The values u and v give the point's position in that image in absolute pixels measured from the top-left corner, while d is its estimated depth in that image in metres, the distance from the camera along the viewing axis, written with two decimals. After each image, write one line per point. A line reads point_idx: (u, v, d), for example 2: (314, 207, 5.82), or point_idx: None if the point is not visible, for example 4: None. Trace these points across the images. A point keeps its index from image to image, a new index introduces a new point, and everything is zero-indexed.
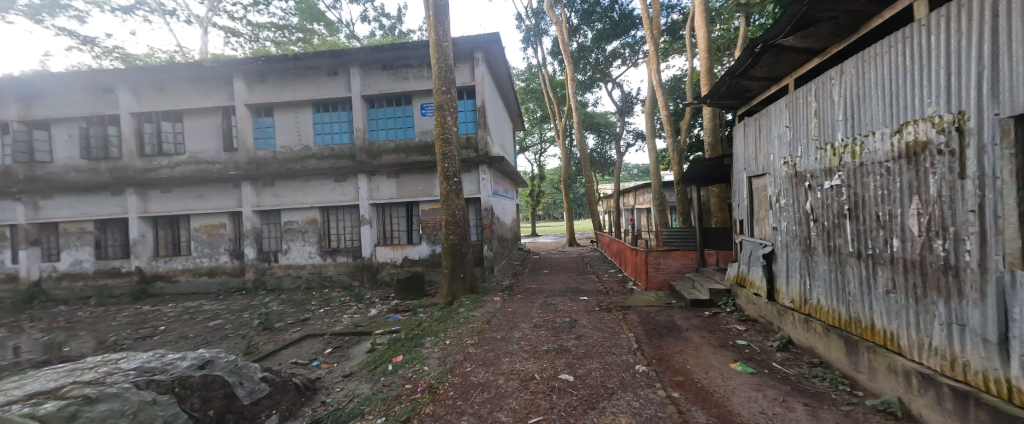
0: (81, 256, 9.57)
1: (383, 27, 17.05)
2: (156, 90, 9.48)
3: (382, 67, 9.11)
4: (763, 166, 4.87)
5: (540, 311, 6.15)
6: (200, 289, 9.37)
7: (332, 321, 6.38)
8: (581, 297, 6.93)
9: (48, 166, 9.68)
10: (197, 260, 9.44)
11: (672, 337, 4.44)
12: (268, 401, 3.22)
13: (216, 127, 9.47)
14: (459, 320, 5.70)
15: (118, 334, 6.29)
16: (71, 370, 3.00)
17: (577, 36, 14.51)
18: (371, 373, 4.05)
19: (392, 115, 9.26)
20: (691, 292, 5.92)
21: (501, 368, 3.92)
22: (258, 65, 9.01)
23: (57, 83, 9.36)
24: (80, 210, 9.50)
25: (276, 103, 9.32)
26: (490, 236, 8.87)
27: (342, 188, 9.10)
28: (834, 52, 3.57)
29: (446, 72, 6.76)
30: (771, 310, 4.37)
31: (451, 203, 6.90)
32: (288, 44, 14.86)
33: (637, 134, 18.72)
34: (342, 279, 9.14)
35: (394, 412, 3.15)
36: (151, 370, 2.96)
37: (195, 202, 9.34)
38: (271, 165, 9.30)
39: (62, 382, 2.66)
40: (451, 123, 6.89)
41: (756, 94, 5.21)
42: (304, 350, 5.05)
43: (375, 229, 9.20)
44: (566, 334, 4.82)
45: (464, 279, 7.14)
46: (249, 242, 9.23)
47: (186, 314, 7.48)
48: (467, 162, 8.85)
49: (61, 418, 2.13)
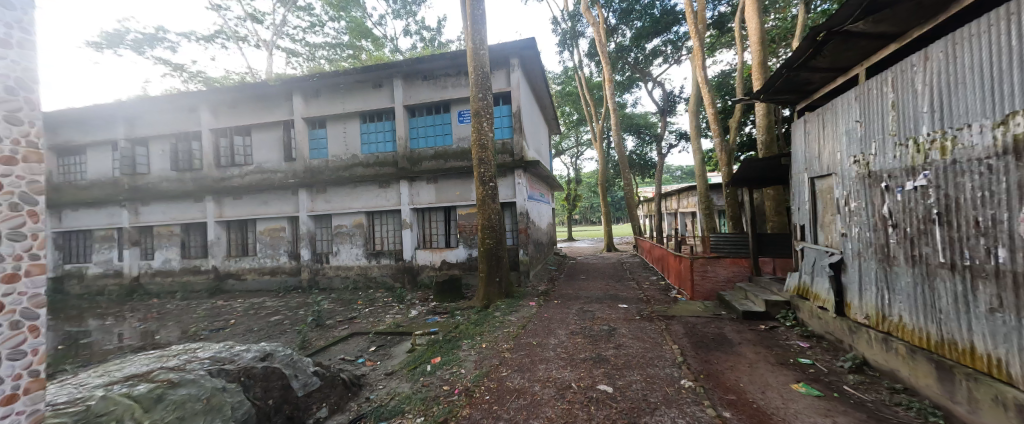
0: (170, 256, 10.45)
1: (426, 39, 17.59)
2: (230, 108, 10.21)
3: (423, 78, 9.35)
4: (828, 166, 4.45)
5: (576, 318, 5.95)
6: (263, 287, 9.91)
7: (376, 320, 6.52)
8: (620, 304, 6.65)
9: (146, 177, 10.70)
10: (262, 260, 9.98)
11: (723, 352, 4.09)
12: (320, 394, 3.26)
13: (277, 140, 10.03)
14: (496, 324, 5.64)
15: (196, 325, 6.81)
16: (161, 356, 3.11)
17: (615, 36, 14.17)
18: (411, 372, 4.04)
19: (431, 123, 9.45)
20: (744, 303, 5.50)
21: (536, 375, 3.79)
22: (309, 81, 9.52)
23: (149, 106, 10.38)
24: (168, 215, 10.41)
25: (328, 116, 9.76)
26: (526, 240, 8.79)
27: (385, 193, 9.36)
28: (915, 37, 3.18)
29: (483, 78, 6.77)
30: (840, 326, 3.94)
31: (487, 208, 6.88)
32: (340, 60, 15.74)
33: (680, 133, 17.88)
34: (385, 280, 9.37)
35: (432, 412, 3.13)
36: (223, 359, 3.00)
37: (260, 207, 9.93)
38: (324, 173, 9.75)
39: (152, 367, 2.79)
40: (488, 129, 6.86)
41: (818, 87, 4.79)
42: (351, 347, 5.17)
43: (416, 232, 9.37)
44: (605, 343, 4.60)
45: (500, 283, 7.09)
46: (304, 243, 9.69)
47: (252, 309, 7.95)
48: (503, 167, 8.83)
49: (150, 400, 2.28)
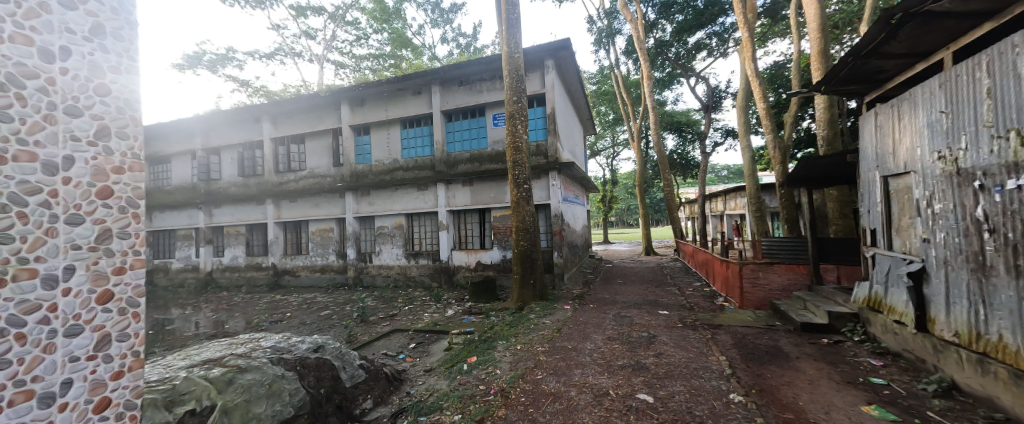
0: (237, 253, 11.56)
1: (461, 46, 18.04)
2: (287, 118, 11.12)
3: (459, 83, 9.61)
4: (906, 163, 3.97)
5: (613, 323, 5.79)
6: (313, 284, 10.65)
7: (415, 318, 6.76)
8: (661, 310, 6.37)
9: (218, 183, 11.94)
10: (313, 259, 10.73)
11: (778, 366, 3.78)
12: (365, 386, 3.45)
13: (327, 146, 10.77)
14: (530, 326, 5.63)
15: (258, 317, 7.48)
16: (229, 343, 3.44)
17: (655, 31, 13.65)
18: (449, 370, 4.15)
19: (467, 127, 9.68)
20: (803, 314, 5.04)
21: (572, 379, 3.73)
22: (356, 91, 10.12)
23: (220, 118, 11.59)
24: (235, 217, 11.53)
25: (372, 123, 10.32)
26: (560, 242, 8.72)
27: (423, 195, 9.71)
28: (1018, 13, 2.76)
29: (518, 81, 6.81)
30: (922, 343, 3.50)
31: (521, 210, 6.90)
32: (383, 70, 16.60)
33: (726, 130, 16.82)
34: (423, 280, 9.71)
35: (470, 410, 3.20)
36: (282, 349, 3.25)
37: (312, 209, 10.70)
38: (368, 177, 10.33)
39: (224, 353, 3.09)
40: (522, 131, 6.89)
41: (892, 76, 4.30)
42: (392, 343, 5.40)
43: (451, 233, 9.61)
44: (645, 350, 4.43)
45: (534, 285, 7.08)
46: (350, 243, 10.29)
47: (305, 304, 8.58)
48: (537, 169, 8.83)
49: (222, 383, 2.54)
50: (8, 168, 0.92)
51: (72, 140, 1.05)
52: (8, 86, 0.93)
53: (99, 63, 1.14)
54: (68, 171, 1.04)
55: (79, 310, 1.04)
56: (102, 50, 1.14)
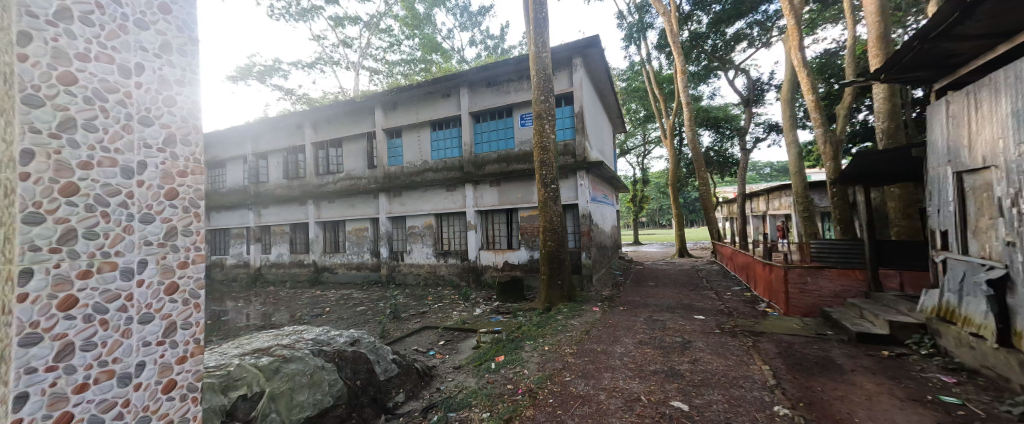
0: (282, 250, 12.35)
1: (489, 48, 18.23)
2: (325, 124, 11.73)
3: (487, 85, 9.70)
4: (985, 157, 3.55)
5: (645, 326, 5.61)
6: (350, 280, 11.16)
7: (444, 316, 6.91)
8: (696, 315, 6.09)
9: (265, 185, 12.81)
10: (349, 257, 11.24)
11: (830, 379, 3.50)
12: (398, 380, 3.57)
13: (362, 149, 11.24)
14: (558, 327, 5.58)
15: (300, 311, 7.94)
16: (276, 335, 3.68)
17: (689, 24, 13.10)
18: (477, 368, 4.20)
19: (494, 128, 9.76)
20: (859, 323, 4.64)
21: (602, 383, 3.65)
22: (389, 96, 10.50)
23: (267, 125, 12.43)
24: (280, 216, 12.32)
25: (404, 126, 10.65)
26: (588, 243, 8.57)
27: (452, 196, 9.89)
28: None
29: (545, 80, 6.77)
30: (1006, 360, 3.10)
31: (549, 210, 6.85)
32: (414, 74, 17.11)
33: (769, 125, 15.81)
34: (452, 279, 9.90)
35: (498, 409, 3.23)
36: (322, 341, 3.41)
37: (349, 209, 11.22)
38: (400, 178, 10.68)
39: (271, 343, 3.31)
40: (550, 131, 6.84)
41: (968, 60, 3.86)
42: (423, 339, 5.55)
43: (479, 233, 9.73)
44: (679, 356, 4.26)
45: (562, 286, 7.01)
46: (383, 242, 10.68)
47: (342, 299, 9.01)
48: (565, 168, 8.73)
49: (269, 371, 2.72)
50: (93, 172, 1.04)
51: (145, 147, 1.16)
52: (93, 101, 1.05)
53: (167, 77, 1.25)
54: (142, 176, 1.15)
55: (150, 300, 1.15)
56: (170, 66, 1.26)
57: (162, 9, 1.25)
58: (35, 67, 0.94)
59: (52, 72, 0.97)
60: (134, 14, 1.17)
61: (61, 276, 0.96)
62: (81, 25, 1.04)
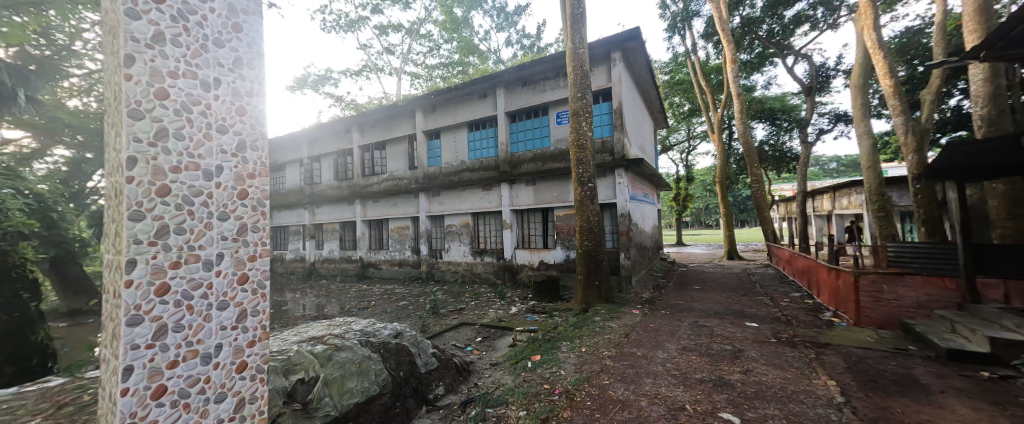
0: (333, 247, 13.24)
1: (525, 47, 18.22)
2: (370, 127, 12.39)
3: (523, 84, 9.73)
4: None
5: (690, 332, 5.32)
6: (392, 276, 11.71)
7: (481, 313, 7.02)
8: (749, 322, 5.66)
9: (318, 185, 13.81)
10: (392, 254, 11.79)
11: (912, 399, 3.10)
12: (437, 374, 3.71)
13: (404, 151, 11.74)
14: (596, 329, 5.46)
15: (348, 304, 8.48)
16: (328, 324, 3.94)
17: (740, 9, 12.22)
18: (514, 366, 4.23)
19: (531, 127, 9.75)
20: (950, 338, 4.05)
21: (642, 388, 3.53)
22: (429, 99, 10.85)
23: (321, 131, 13.39)
24: (332, 215, 13.23)
25: (442, 128, 10.97)
26: (627, 243, 8.30)
27: (488, 195, 10.02)
28: None
29: (583, 77, 6.64)
30: None
31: (585, 209, 6.72)
32: (452, 77, 17.56)
33: (835, 115, 14.31)
34: (488, 277, 10.04)
35: (534, 408, 3.23)
36: (370, 333, 3.56)
37: (392, 209, 11.77)
38: (439, 178, 11.01)
39: (324, 332, 3.52)
40: (587, 129, 6.70)
41: None
42: (461, 335, 5.68)
43: (515, 232, 9.77)
44: (729, 365, 4.00)
45: (599, 287, 6.84)
46: (423, 240, 11.08)
47: (385, 294, 9.48)
48: (602, 167, 8.52)
49: (323, 358, 2.90)
50: (182, 176, 1.18)
51: (221, 154, 1.30)
52: (181, 112, 1.20)
53: (239, 89, 1.38)
54: (219, 178, 1.29)
55: (226, 289, 1.29)
56: (242, 80, 1.39)
57: (235, 29, 1.37)
58: (140, 86, 1.10)
59: (152, 88, 1.13)
60: (212, 34, 1.30)
61: (158, 266, 1.12)
62: (172, 47, 1.18)
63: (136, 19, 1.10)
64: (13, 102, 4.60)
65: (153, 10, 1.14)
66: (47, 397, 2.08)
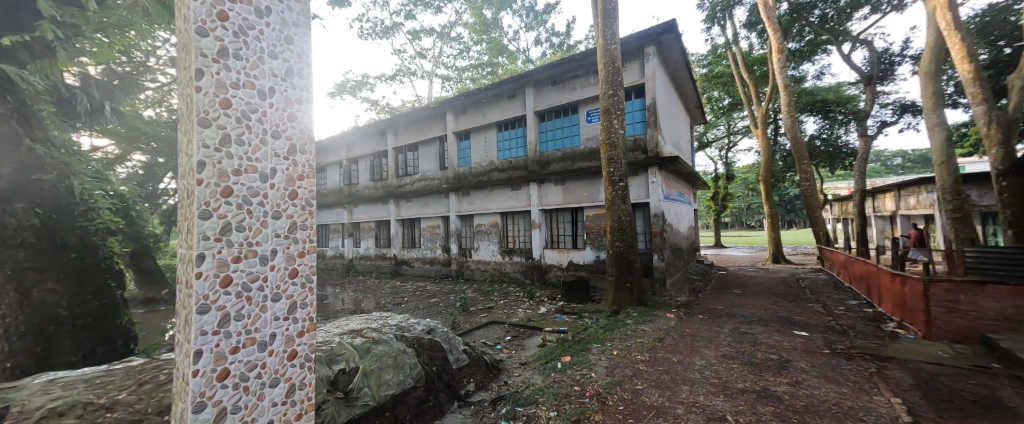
0: (369, 244, 13.86)
1: (555, 45, 18.06)
2: (404, 129, 12.81)
3: (553, 83, 9.66)
4: None
5: (730, 339, 5.05)
6: (424, 274, 12.05)
7: (510, 312, 7.07)
8: (798, 331, 5.27)
9: (356, 186, 14.48)
10: (424, 252, 12.14)
11: None
12: (468, 370, 3.79)
13: (435, 152, 12.04)
14: (627, 332, 5.33)
15: (383, 299, 8.84)
16: (366, 318, 4.11)
17: None
18: (543, 366, 4.22)
19: (560, 126, 9.65)
20: None
21: (679, 396, 3.39)
22: (459, 101, 11.05)
23: (358, 134, 14.03)
24: (368, 214, 13.83)
25: (472, 128, 11.14)
26: (661, 244, 8.01)
27: (518, 195, 10.05)
28: None
29: (614, 74, 6.48)
30: None
31: (616, 209, 6.56)
32: (482, 78, 17.76)
33: (900, 106, 12.98)
34: (517, 276, 10.07)
35: (565, 409, 3.21)
36: (404, 327, 3.69)
37: (424, 208, 12.11)
38: (468, 178, 11.19)
39: (362, 325, 3.68)
40: (618, 126, 6.53)
41: None
42: (490, 333, 5.75)
43: (544, 232, 9.73)
44: (776, 375, 3.75)
45: (631, 289, 6.65)
46: (453, 239, 11.31)
47: (417, 291, 9.78)
48: (634, 165, 8.27)
49: (363, 350, 3.05)
50: (242, 178, 1.29)
51: (275, 157, 1.41)
52: (242, 120, 1.31)
53: (290, 97, 1.48)
54: (273, 179, 1.39)
55: (280, 282, 1.39)
56: (293, 88, 1.49)
57: (287, 40, 1.47)
58: (207, 96, 1.22)
59: (216, 99, 1.24)
60: (267, 47, 1.40)
61: (222, 260, 1.22)
62: (234, 60, 1.29)
63: (204, 36, 1.21)
64: (101, 114, 5.45)
65: (218, 28, 1.26)
66: (132, 374, 2.34)
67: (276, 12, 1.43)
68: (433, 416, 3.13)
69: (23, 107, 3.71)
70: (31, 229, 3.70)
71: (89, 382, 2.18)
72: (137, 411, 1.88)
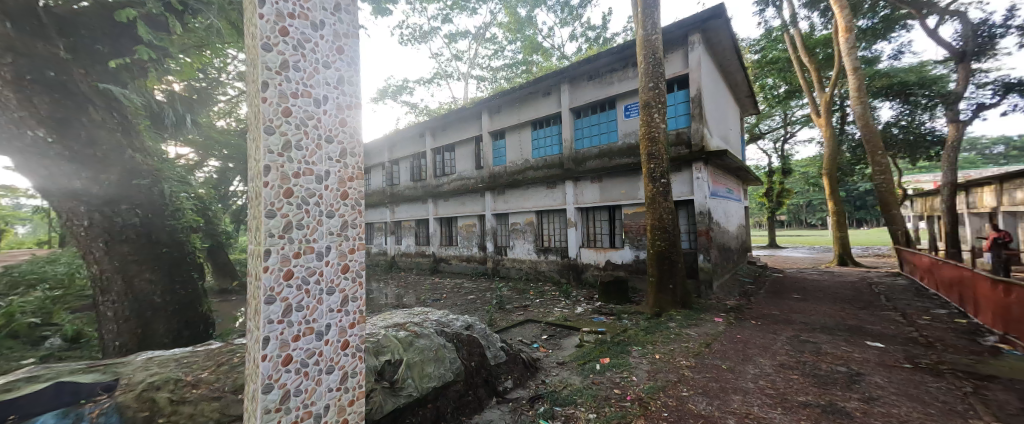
0: (410, 242, 14.46)
1: (591, 39, 17.62)
2: (441, 131, 13.18)
3: (589, 78, 9.44)
4: None
5: (788, 347, 4.65)
6: (461, 271, 12.35)
7: (546, 311, 7.03)
8: (872, 342, 4.73)
9: (396, 186, 15.15)
10: (461, 250, 12.43)
11: None
12: (506, 367, 3.83)
13: (471, 152, 12.26)
14: (670, 335, 5.10)
15: (423, 295, 9.18)
16: (409, 313, 4.28)
17: None
18: (581, 367, 4.16)
19: (597, 122, 9.43)
20: None
21: (729, 406, 3.19)
22: (494, 101, 11.16)
23: (399, 137, 14.65)
24: (408, 213, 14.42)
25: (507, 128, 11.21)
26: (706, 244, 7.56)
27: (553, 193, 9.96)
28: None
29: (655, 66, 6.20)
30: None
31: (657, 206, 6.29)
32: (517, 77, 17.81)
33: (1001, 85, 11.19)
34: (553, 275, 9.99)
35: (605, 412, 3.14)
36: (444, 323, 3.80)
37: (460, 207, 12.40)
38: (503, 177, 11.28)
39: (404, 319, 3.82)
40: (659, 120, 6.25)
41: None
42: (527, 332, 5.76)
43: (580, 231, 9.57)
44: (844, 390, 3.40)
45: (674, 291, 6.34)
46: (489, 237, 11.46)
47: (455, 288, 10.03)
48: (677, 161, 7.87)
49: (407, 342, 3.19)
50: (301, 181, 1.40)
51: (330, 161, 1.52)
52: (301, 127, 1.42)
53: (342, 104, 1.58)
54: (327, 181, 1.50)
55: (334, 276, 1.50)
56: (344, 95, 1.59)
57: (338, 50, 1.58)
58: (272, 106, 1.33)
59: (279, 108, 1.35)
60: (322, 58, 1.51)
61: (285, 255, 1.34)
62: (293, 71, 1.40)
63: (269, 51, 1.33)
64: (183, 124, 6.15)
65: (281, 43, 1.37)
66: (212, 356, 2.63)
67: (328, 25, 1.53)
68: (472, 410, 3.20)
69: (125, 121, 4.29)
70: (133, 227, 4.22)
71: (178, 362, 2.49)
72: (215, 391, 2.12)
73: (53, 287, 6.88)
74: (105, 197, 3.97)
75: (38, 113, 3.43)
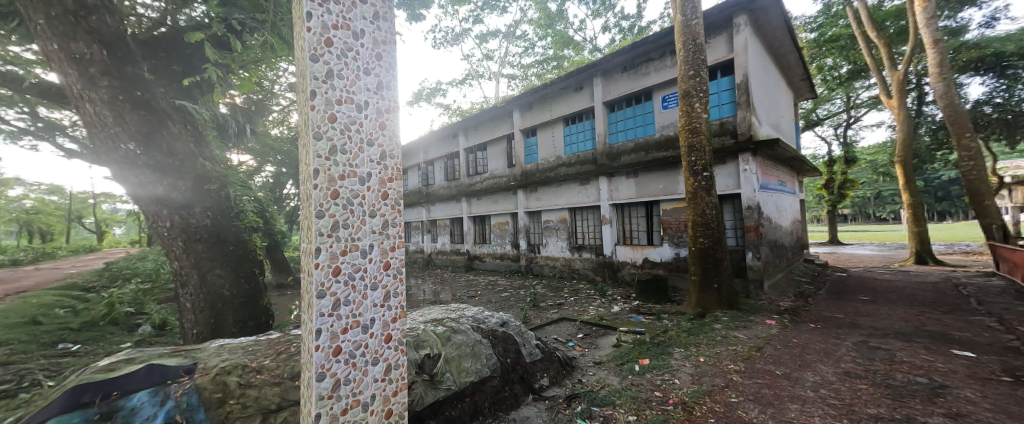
0: (445, 240, 14.85)
1: (625, 29, 16.98)
2: (473, 130, 13.39)
3: (623, 69, 9.13)
4: None
5: (854, 354, 4.22)
6: (495, 268, 12.50)
7: (581, 309, 6.93)
8: (959, 352, 4.16)
9: (431, 185, 15.60)
10: (495, 248, 12.58)
11: None
12: (541, 365, 3.82)
13: (503, 150, 12.36)
14: (715, 337, 4.83)
15: (459, 292, 9.40)
16: (445, 309, 4.40)
17: None
18: (619, 367, 4.06)
19: (632, 115, 9.09)
20: None
21: (785, 415, 2.96)
22: (525, 98, 11.10)
23: (433, 138, 15.02)
24: (444, 211, 14.82)
25: (538, 125, 11.15)
26: (755, 241, 7.05)
27: (587, 190, 9.77)
28: None
29: (696, 52, 5.85)
30: None
31: (699, 201, 5.96)
32: (548, 73, 17.66)
33: None
34: (587, 273, 9.82)
35: (645, 415, 3.04)
36: (480, 319, 3.86)
37: (493, 205, 12.53)
38: (536, 174, 11.27)
39: (441, 315, 3.93)
40: (701, 110, 5.90)
41: None
42: (562, 330, 5.71)
43: (615, 228, 9.32)
44: (926, 404, 3.03)
45: (719, 291, 5.97)
46: (523, 235, 11.49)
47: (489, 285, 10.17)
48: (721, 152, 7.40)
49: (443, 337, 3.28)
50: (345, 182, 1.48)
51: (371, 163, 1.59)
52: (345, 130, 1.50)
53: (381, 107, 1.65)
54: (369, 182, 1.57)
55: (378, 273, 1.58)
56: (382, 99, 1.66)
57: (377, 57, 1.64)
58: (319, 113, 1.42)
59: (325, 114, 1.44)
60: (362, 65, 1.58)
61: (333, 253, 1.42)
62: (337, 80, 1.48)
63: (315, 62, 1.41)
64: (243, 133, 6.72)
65: (325, 54, 1.45)
66: (272, 345, 2.86)
67: (368, 32, 1.60)
68: (510, 406, 3.23)
69: (196, 133, 4.76)
70: (205, 227, 4.63)
71: (245, 349, 2.75)
72: (275, 378, 2.31)
73: (143, 281, 7.86)
74: (181, 202, 4.42)
75: (129, 128, 3.95)
